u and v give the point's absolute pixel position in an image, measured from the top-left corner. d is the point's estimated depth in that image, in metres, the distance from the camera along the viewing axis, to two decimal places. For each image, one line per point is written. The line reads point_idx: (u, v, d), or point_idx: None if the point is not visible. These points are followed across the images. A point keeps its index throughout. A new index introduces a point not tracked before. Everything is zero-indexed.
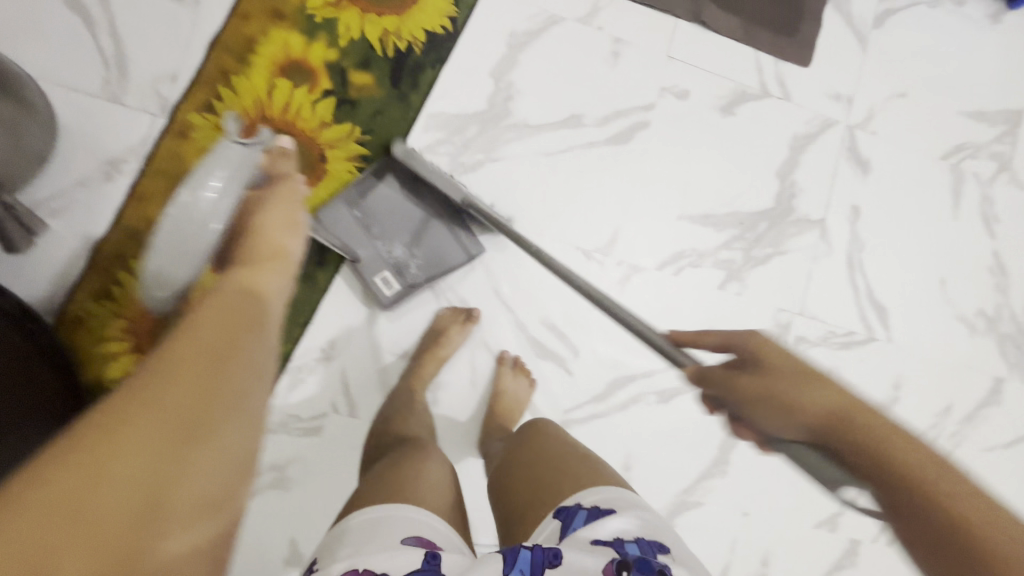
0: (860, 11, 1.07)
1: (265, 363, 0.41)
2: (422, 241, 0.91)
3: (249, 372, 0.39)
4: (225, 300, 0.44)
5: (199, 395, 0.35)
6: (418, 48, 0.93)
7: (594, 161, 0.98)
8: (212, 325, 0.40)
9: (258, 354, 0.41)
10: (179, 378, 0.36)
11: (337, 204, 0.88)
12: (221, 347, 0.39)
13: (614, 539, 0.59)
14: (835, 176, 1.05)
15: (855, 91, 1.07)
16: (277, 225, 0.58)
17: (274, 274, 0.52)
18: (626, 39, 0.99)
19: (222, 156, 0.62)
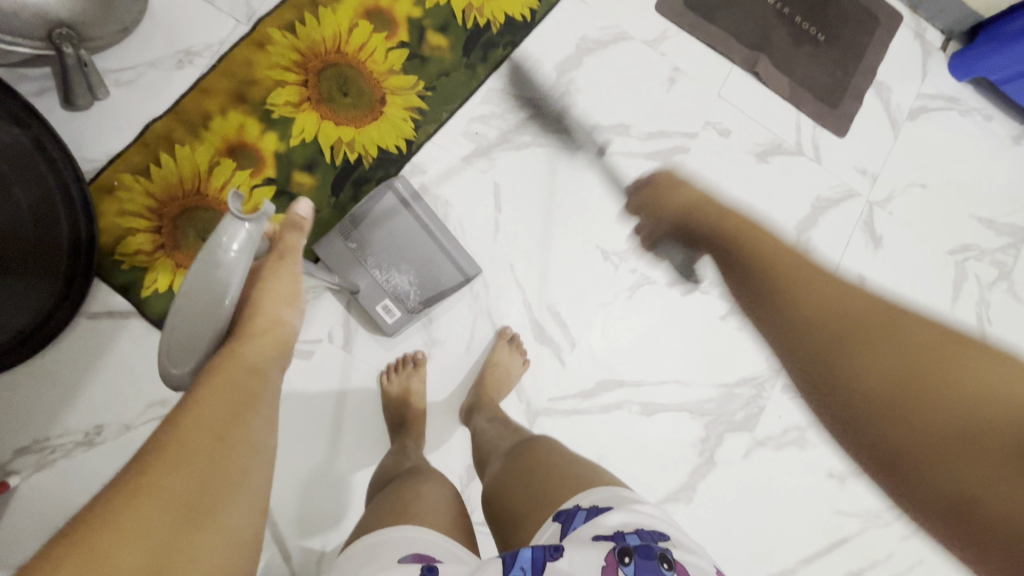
0: (898, 101, 1.15)
1: (263, 436, 0.50)
2: (418, 267, 0.90)
3: (244, 450, 0.48)
4: (230, 376, 0.51)
5: (198, 477, 0.44)
6: (496, 27, 0.99)
7: (630, 170, 1.03)
8: (213, 409, 0.48)
9: (255, 427, 0.50)
10: (185, 461, 0.45)
11: (333, 239, 0.87)
12: (218, 431, 0.47)
13: (615, 532, 0.55)
14: (849, 243, 1.11)
15: (880, 170, 1.14)
16: (279, 297, 0.61)
17: (277, 346, 0.58)
18: (684, 69, 1.06)
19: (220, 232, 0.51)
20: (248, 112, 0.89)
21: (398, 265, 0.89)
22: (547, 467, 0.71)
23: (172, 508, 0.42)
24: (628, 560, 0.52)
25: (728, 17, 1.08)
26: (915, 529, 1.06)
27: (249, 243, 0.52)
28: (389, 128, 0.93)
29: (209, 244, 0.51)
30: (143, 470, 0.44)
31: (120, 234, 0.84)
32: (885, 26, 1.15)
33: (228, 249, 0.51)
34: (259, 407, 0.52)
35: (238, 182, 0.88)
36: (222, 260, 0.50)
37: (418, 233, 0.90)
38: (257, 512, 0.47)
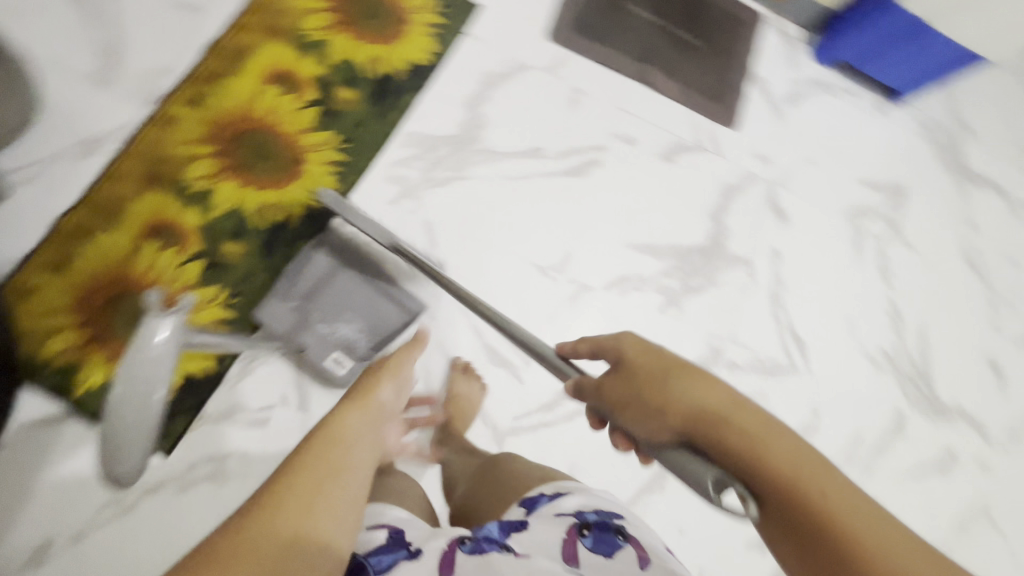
0: (776, 90, 1.28)
1: (333, 523, 0.48)
2: (363, 314, 0.92)
3: (313, 545, 0.45)
4: (307, 468, 0.50)
5: (267, 571, 0.42)
6: (402, 74, 1.03)
7: (551, 188, 1.09)
8: (316, 477, 0.49)
9: (327, 520, 0.47)
10: (249, 563, 0.41)
11: (273, 301, 0.88)
12: (292, 527, 0.45)
13: (574, 511, 0.62)
14: (759, 222, 1.21)
15: (773, 153, 1.25)
16: (355, 406, 0.60)
17: (353, 422, 0.58)
18: (584, 89, 1.14)
19: (143, 331, 0.53)
20: (165, 190, 0.88)
21: (342, 315, 0.91)
22: (516, 470, 0.76)
23: None
24: (585, 531, 0.59)
25: (614, 37, 1.17)
26: (867, 471, 1.15)
27: (175, 330, 0.54)
28: (313, 185, 0.95)
29: (134, 341, 0.53)
30: (213, 562, 0.41)
31: (44, 334, 0.81)
32: (751, 27, 1.29)
33: (155, 342, 0.52)
34: (333, 504, 0.49)
35: (164, 261, 0.87)
36: (146, 353, 0.52)
37: (358, 281, 0.93)
38: None
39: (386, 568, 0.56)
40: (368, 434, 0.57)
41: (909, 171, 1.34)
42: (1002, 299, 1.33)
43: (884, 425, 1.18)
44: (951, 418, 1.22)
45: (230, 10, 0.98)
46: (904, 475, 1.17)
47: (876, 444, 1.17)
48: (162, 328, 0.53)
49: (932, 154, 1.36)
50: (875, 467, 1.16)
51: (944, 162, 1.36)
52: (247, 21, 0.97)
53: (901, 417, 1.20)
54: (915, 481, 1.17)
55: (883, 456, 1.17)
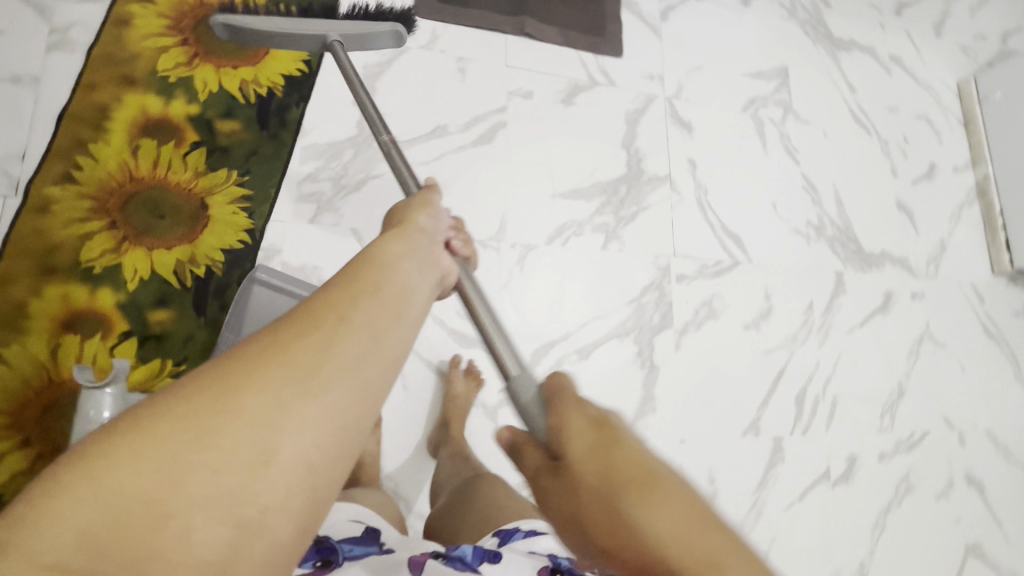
0: (648, 9, 1.32)
1: (366, 354, 0.37)
2: None
3: (339, 366, 0.35)
4: (346, 293, 0.40)
5: (281, 380, 0.33)
6: (280, 90, 0.99)
7: (466, 161, 1.08)
8: (346, 318, 0.38)
9: (360, 347, 0.37)
10: (265, 371, 0.33)
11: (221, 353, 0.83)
12: (319, 341, 0.35)
13: (546, 554, 0.63)
14: (668, 138, 1.26)
15: (663, 70, 1.29)
16: (409, 250, 0.49)
17: (411, 270, 0.47)
18: (467, 57, 1.13)
19: (90, 398, 0.70)
20: (65, 279, 0.82)
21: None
22: (508, 500, 0.77)
23: (231, 410, 0.31)
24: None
25: None
26: (824, 333, 1.25)
27: (114, 404, 0.70)
28: (225, 228, 0.90)
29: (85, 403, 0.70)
30: (223, 361, 0.34)
31: None
32: None
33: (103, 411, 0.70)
34: (374, 337, 0.38)
35: (91, 351, 0.81)
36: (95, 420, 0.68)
37: None
38: (329, 454, 0.33)
39: (359, 555, 0.60)
40: (416, 278, 0.46)
41: (786, 53, 1.42)
42: (895, 146, 1.45)
43: (827, 288, 1.28)
44: (879, 264, 1.34)
45: (70, 71, 0.89)
46: (855, 326, 1.28)
47: (825, 306, 1.27)
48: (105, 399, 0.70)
49: (801, 32, 1.45)
50: (830, 327, 1.26)
51: (814, 36, 1.45)
52: (95, 78, 0.90)
53: (839, 276, 1.30)
54: (866, 328, 1.28)
55: (834, 315, 1.27)
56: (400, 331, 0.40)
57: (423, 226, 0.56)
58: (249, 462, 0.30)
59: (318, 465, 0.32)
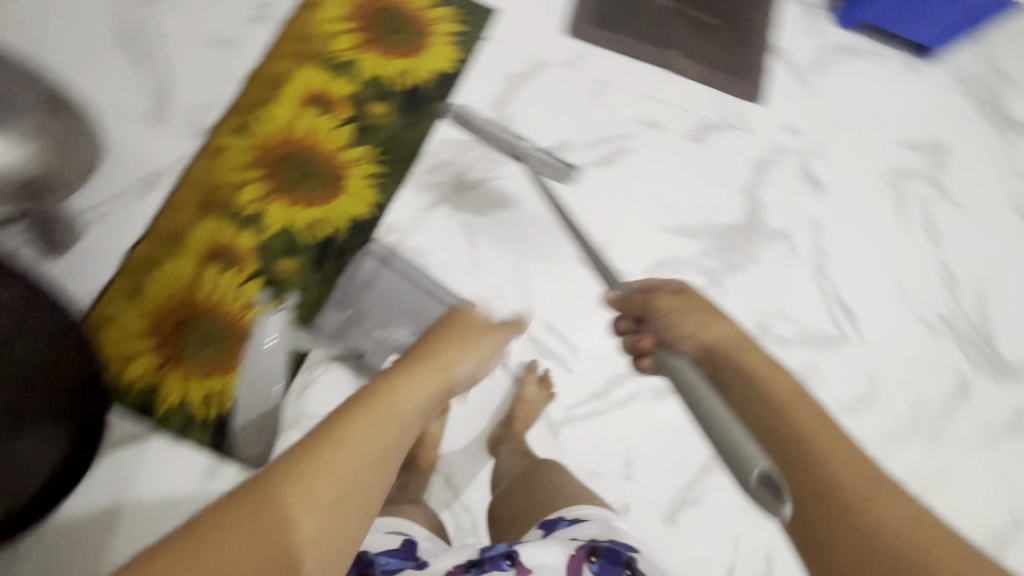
0: (800, 60, 1.27)
1: (365, 491, 0.45)
2: (413, 317, 0.95)
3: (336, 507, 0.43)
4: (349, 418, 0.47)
5: (288, 530, 0.41)
6: (428, 84, 1.06)
7: (583, 179, 1.10)
8: (388, 416, 0.49)
9: (357, 481, 0.45)
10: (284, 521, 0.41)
11: (329, 314, 0.94)
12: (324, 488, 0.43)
13: (588, 540, 0.71)
14: (795, 194, 1.19)
15: (803, 124, 1.24)
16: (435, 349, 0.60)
17: (422, 379, 0.55)
18: (605, 80, 1.15)
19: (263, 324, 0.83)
20: (219, 216, 0.94)
21: (394, 322, 0.94)
22: (553, 488, 0.86)
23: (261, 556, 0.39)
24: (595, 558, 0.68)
25: (631, 25, 1.18)
26: (934, 438, 1.12)
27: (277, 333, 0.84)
28: (355, 198, 0.99)
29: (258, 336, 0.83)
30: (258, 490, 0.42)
31: (125, 360, 0.87)
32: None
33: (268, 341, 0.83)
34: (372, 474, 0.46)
35: (225, 282, 0.92)
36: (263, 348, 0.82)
37: (405, 287, 0.96)
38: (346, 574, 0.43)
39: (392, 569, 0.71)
40: (453, 365, 0.59)
41: (948, 127, 1.30)
42: None
43: (947, 389, 1.15)
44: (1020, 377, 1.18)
45: (262, 41, 1.03)
46: (973, 440, 1.13)
47: (941, 409, 1.14)
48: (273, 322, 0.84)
49: (971, 108, 1.32)
50: (942, 433, 1.12)
51: (985, 114, 1.32)
52: (281, 50, 1.02)
53: (964, 380, 1.16)
54: (986, 446, 1.13)
55: (949, 421, 1.13)
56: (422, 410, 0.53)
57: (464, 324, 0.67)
58: (327, 526, 0.43)
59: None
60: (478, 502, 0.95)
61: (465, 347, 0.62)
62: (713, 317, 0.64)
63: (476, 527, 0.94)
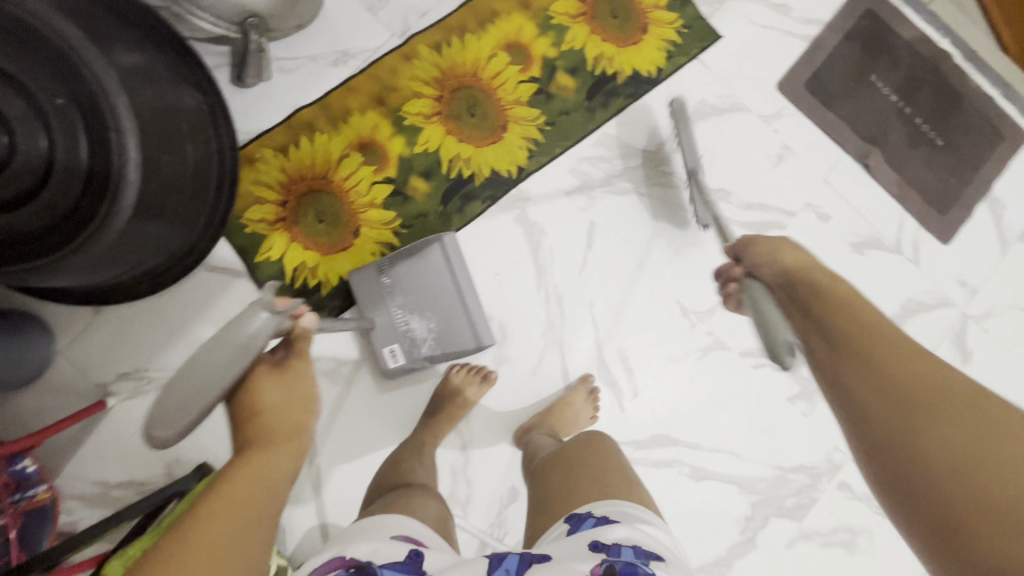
0: (1011, 219, 1.12)
1: (279, 469, 0.61)
2: (437, 318, 0.91)
3: (273, 482, 0.59)
4: (244, 477, 0.58)
5: (241, 499, 0.56)
6: (621, 78, 1.04)
7: (723, 234, 1.04)
8: (247, 483, 0.57)
9: (283, 456, 0.62)
10: (220, 506, 0.54)
11: (367, 271, 0.89)
12: (254, 486, 0.57)
13: (612, 544, 0.60)
14: (935, 353, 1.07)
15: (980, 286, 1.10)
16: (294, 404, 0.65)
17: (285, 456, 0.62)
18: (794, 149, 1.08)
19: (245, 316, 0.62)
20: (383, 115, 0.97)
21: (421, 315, 0.90)
22: (589, 473, 0.76)
23: (213, 541, 0.51)
24: None
25: (848, 106, 1.09)
26: None
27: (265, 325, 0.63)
28: (506, 155, 0.99)
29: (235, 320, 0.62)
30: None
31: (249, 201, 0.92)
32: (1011, 141, 1.13)
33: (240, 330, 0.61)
34: (280, 453, 0.62)
35: (360, 175, 0.95)
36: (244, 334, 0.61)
37: (446, 285, 0.90)
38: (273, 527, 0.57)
39: None
40: (302, 424, 0.65)
41: None
42: None
43: None
44: None
45: None
46: None
47: None
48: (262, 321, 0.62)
49: None
50: None
51: None
52: None
53: None
54: None
55: None
56: (289, 477, 0.62)
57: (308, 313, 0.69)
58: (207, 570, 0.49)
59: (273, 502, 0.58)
60: (479, 481, 0.95)
61: (296, 390, 0.66)
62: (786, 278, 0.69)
63: (467, 503, 0.94)
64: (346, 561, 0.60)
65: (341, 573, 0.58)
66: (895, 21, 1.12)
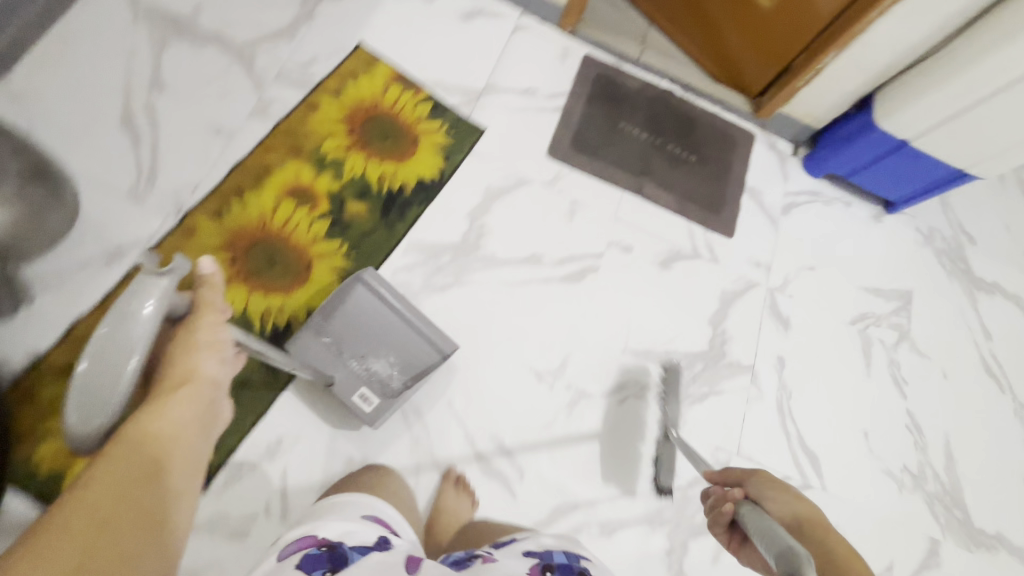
0: (770, 200, 1.33)
1: (187, 430, 0.62)
2: (392, 347, 0.93)
3: (177, 459, 0.60)
4: (133, 454, 0.57)
5: (138, 479, 0.56)
6: (409, 189, 1.11)
7: (548, 294, 1.11)
8: (146, 454, 0.57)
9: (179, 421, 0.62)
10: (108, 483, 0.53)
11: (306, 335, 0.91)
12: (151, 462, 0.57)
13: (542, 552, 0.67)
14: (761, 330, 1.20)
15: (772, 261, 1.27)
16: (204, 351, 0.66)
17: (185, 410, 0.63)
18: (581, 202, 1.20)
19: (132, 295, 0.55)
20: None
21: (378, 353, 0.92)
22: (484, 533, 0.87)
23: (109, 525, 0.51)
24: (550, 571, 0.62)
25: (611, 153, 1.26)
26: None
27: (162, 301, 0.57)
28: (318, 293, 0.99)
29: (120, 304, 0.55)
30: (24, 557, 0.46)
31: (38, 438, 0.82)
32: (743, 141, 1.36)
33: (142, 308, 0.55)
34: (185, 409, 0.62)
35: None
36: (136, 319, 0.54)
37: (388, 315, 0.93)
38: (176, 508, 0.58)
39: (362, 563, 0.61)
40: (201, 372, 0.65)
41: (913, 278, 1.36)
42: None
43: (915, 554, 1.11)
44: (989, 546, 1.16)
45: (255, 132, 1.06)
46: None
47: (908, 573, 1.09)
48: (154, 293, 0.56)
49: (934, 263, 1.40)
50: None
51: (944, 268, 1.40)
52: (273, 143, 1.06)
53: (933, 544, 1.13)
54: None
55: None
56: (195, 431, 0.63)
57: (211, 262, 0.66)
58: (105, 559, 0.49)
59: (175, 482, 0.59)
60: None
61: (211, 347, 0.66)
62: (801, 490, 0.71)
63: None
64: (318, 541, 0.64)
65: (315, 551, 0.62)
66: (621, 77, 1.34)
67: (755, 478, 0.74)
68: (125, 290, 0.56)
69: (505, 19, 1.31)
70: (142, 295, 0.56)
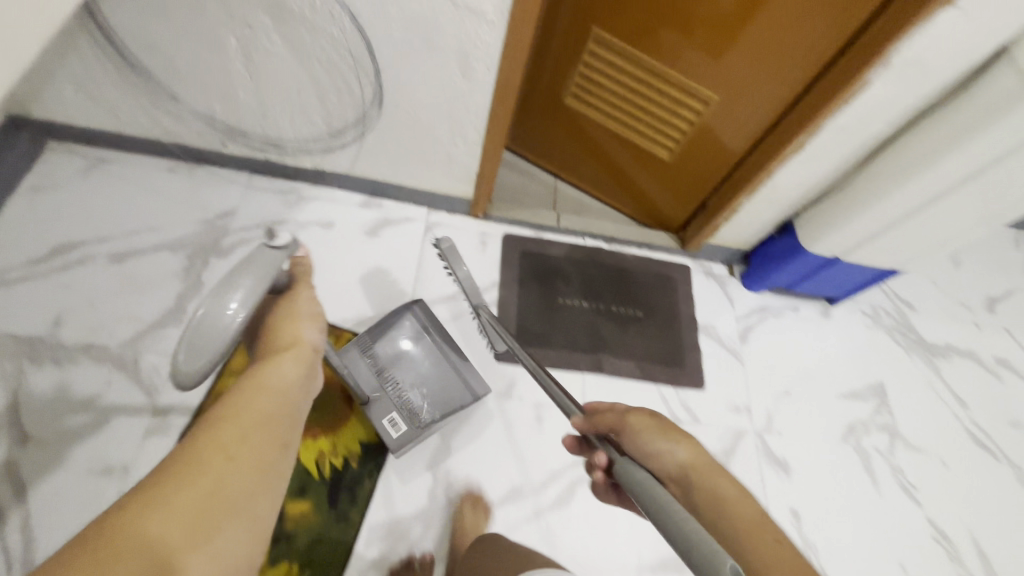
0: (727, 332, 1.29)
1: (296, 385, 0.70)
2: (431, 382, 1.02)
3: (287, 406, 0.66)
4: (259, 388, 0.65)
5: (258, 421, 0.62)
6: (354, 462, 0.98)
7: (541, 531, 0.99)
8: (268, 390, 0.66)
9: (287, 368, 0.70)
10: (239, 412, 0.62)
11: (354, 351, 1.00)
12: (272, 412, 0.64)
13: None
14: (765, 484, 1.13)
15: (750, 400, 1.21)
16: (300, 320, 0.77)
17: (291, 362, 0.71)
18: (546, 403, 1.10)
19: (258, 258, 0.65)
20: None
21: (416, 384, 1.01)
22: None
23: (221, 462, 0.56)
24: None
25: (560, 336, 1.19)
26: None
27: (266, 270, 0.65)
28: None
29: (230, 274, 0.62)
30: (165, 476, 0.53)
31: None
32: (681, 278, 1.33)
33: (247, 273, 0.63)
34: (292, 365, 0.70)
35: None
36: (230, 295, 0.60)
37: (433, 347, 1.04)
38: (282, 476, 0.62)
39: None
40: (299, 336, 0.75)
41: (880, 367, 1.35)
42: None
43: None
44: None
45: (156, 455, 0.90)
46: None
47: None
48: (271, 256, 0.67)
49: (892, 343, 1.41)
50: None
51: (902, 344, 1.41)
52: None
53: None
54: None
55: None
56: (301, 387, 0.71)
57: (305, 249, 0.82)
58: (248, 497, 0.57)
59: (282, 437, 0.64)
60: None
61: (307, 320, 0.77)
62: (683, 433, 0.69)
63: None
64: None
65: None
66: (544, 247, 1.29)
67: (632, 424, 0.70)
68: (248, 255, 0.66)
69: (412, 221, 1.23)
70: (248, 270, 0.64)
